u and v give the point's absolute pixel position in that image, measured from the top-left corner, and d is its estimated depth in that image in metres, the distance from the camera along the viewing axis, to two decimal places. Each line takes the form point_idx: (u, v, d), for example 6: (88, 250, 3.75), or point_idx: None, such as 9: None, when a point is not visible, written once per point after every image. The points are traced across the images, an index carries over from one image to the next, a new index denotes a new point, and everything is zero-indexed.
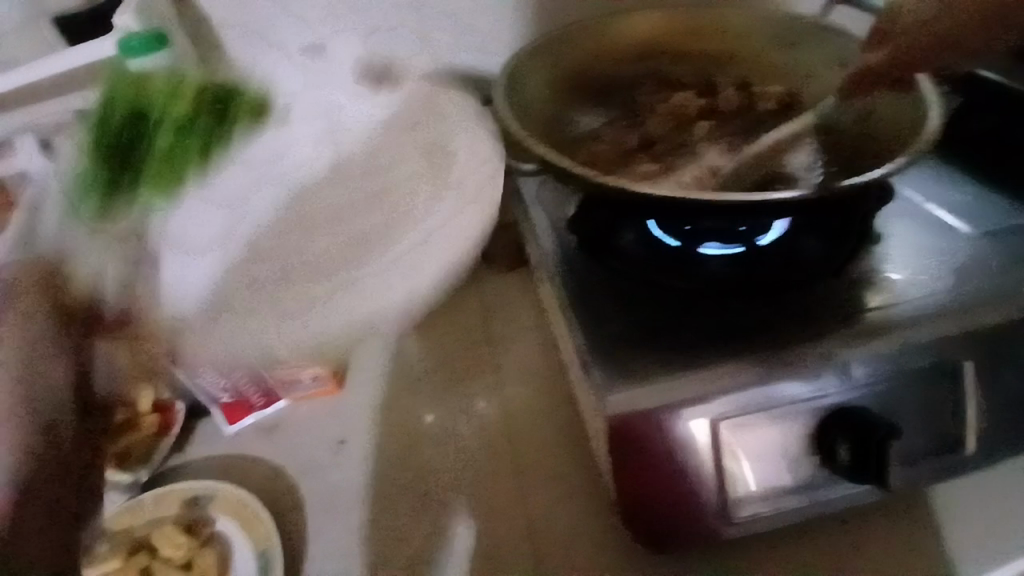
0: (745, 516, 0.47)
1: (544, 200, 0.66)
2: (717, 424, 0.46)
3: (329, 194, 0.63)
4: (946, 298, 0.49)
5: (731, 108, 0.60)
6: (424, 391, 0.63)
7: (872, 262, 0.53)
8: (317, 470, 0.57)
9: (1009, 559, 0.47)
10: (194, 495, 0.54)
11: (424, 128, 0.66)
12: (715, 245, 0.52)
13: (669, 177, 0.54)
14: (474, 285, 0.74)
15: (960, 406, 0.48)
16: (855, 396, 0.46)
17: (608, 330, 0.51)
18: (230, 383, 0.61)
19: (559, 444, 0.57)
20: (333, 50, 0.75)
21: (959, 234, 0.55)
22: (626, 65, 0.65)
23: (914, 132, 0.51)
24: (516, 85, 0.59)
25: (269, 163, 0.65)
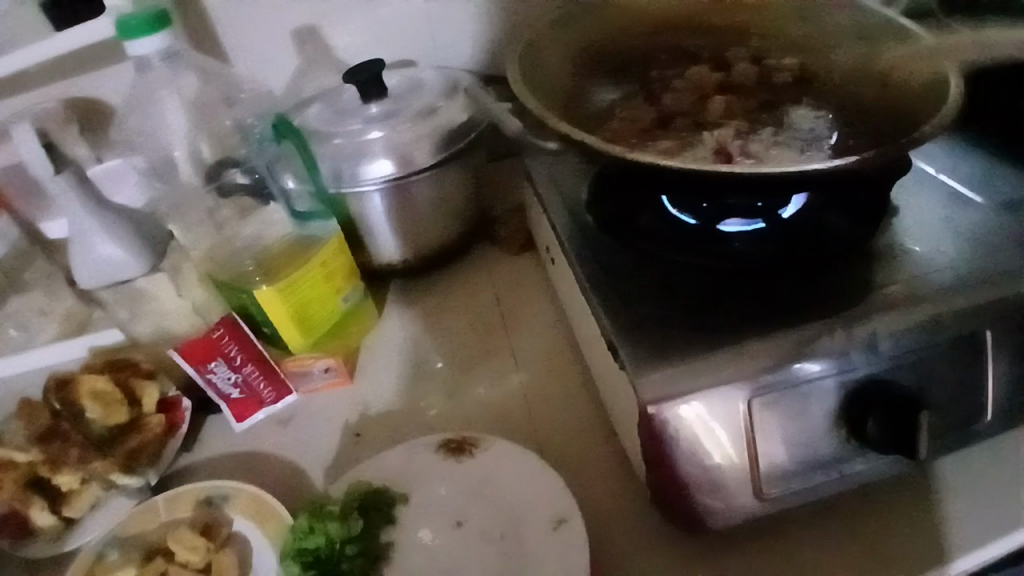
0: (777, 493, 0.45)
1: (553, 179, 0.64)
2: (749, 403, 0.44)
3: (475, 494, 0.50)
4: (967, 269, 0.48)
5: (749, 82, 0.59)
6: (437, 381, 0.62)
7: (892, 236, 0.53)
8: (333, 465, 0.56)
9: None
10: (207, 495, 0.52)
11: (432, 109, 0.63)
12: (737, 220, 0.50)
13: (689, 152, 0.53)
14: (482, 271, 0.72)
15: (982, 377, 0.46)
16: (883, 369, 0.45)
17: (636, 311, 0.50)
18: (240, 378, 0.59)
19: (581, 430, 0.56)
20: (329, 26, 0.72)
21: (973, 205, 0.54)
22: (641, 40, 0.66)
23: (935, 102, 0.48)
24: (529, 62, 0.57)
25: (460, 488, 0.51)
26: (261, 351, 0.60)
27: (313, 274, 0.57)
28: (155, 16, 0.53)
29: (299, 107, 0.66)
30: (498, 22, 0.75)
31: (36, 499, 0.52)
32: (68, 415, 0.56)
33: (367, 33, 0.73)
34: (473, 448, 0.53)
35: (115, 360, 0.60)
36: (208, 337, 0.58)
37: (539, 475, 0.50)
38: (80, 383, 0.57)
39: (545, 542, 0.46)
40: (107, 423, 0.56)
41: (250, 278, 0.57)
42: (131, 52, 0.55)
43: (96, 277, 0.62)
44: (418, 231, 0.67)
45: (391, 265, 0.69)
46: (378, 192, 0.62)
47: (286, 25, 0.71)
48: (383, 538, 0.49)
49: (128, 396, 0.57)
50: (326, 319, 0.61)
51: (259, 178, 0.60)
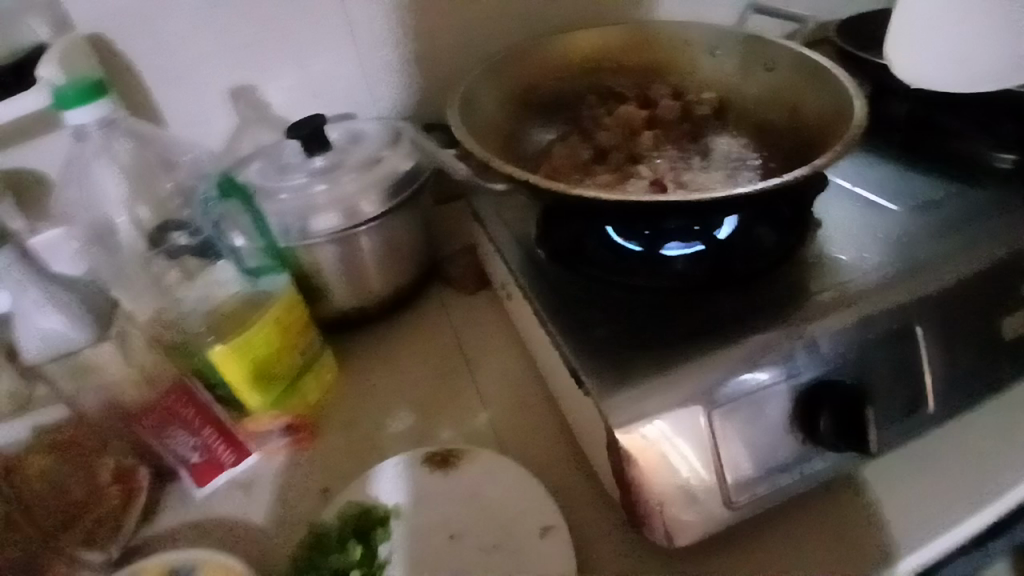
0: (746, 499, 0.47)
1: (501, 217, 0.66)
2: (710, 413, 0.46)
3: (463, 509, 0.53)
4: (890, 271, 0.52)
5: (672, 116, 0.64)
6: (404, 429, 0.61)
7: (820, 246, 0.57)
8: (302, 525, 0.54)
9: (983, 508, 0.48)
10: (174, 567, 0.50)
11: (376, 159, 0.64)
12: (677, 244, 0.55)
13: (628, 186, 0.56)
14: (440, 312, 0.73)
15: (920, 368, 0.50)
16: (829, 369, 0.48)
17: (593, 336, 0.52)
18: (197, 442, 0.56)
19: (552, 459, 0.57)
20: (266, 84, 0.73)
21: (889, 213, 0.59)
22: (569, 82, 0.69)
23: (842, 116, 0.53)
24: (468, 108, 0.59)
25: (446, 503, 0.53)
26: (217, 415, 0.57)
27: (269, 331, 0.57)
28: (93, 85, 0.53)
29: (240, 163, 0.67)
30: (432, 71, 0.78)
31: None
32: (14, 501, 0.52)
33: (304, 88, 0.75)
34: (457, 459, 0.56)
35: (60, 438, 0.57)
36: (163, 403, 0.54)
37: (520, 480, 0.53)
38: (25, 465, 0.54)
39: (532, 544, 0.49)
40: (61, 501, 0.53)
41: (202, 339, 0.56)
42: (68, 123, 0.54)
43: (41, 346, 0.54)
44: (373, 278, 0.67)
45: (349, 314, 0.68)
46: (329, 243, 0.62)
47: (222, 85, 0.72)
48: (381, 559, 0.50)
49: (78, 472, 0.55)
50: (284, 377, 0.60)
51: (204, 238, 0.58)
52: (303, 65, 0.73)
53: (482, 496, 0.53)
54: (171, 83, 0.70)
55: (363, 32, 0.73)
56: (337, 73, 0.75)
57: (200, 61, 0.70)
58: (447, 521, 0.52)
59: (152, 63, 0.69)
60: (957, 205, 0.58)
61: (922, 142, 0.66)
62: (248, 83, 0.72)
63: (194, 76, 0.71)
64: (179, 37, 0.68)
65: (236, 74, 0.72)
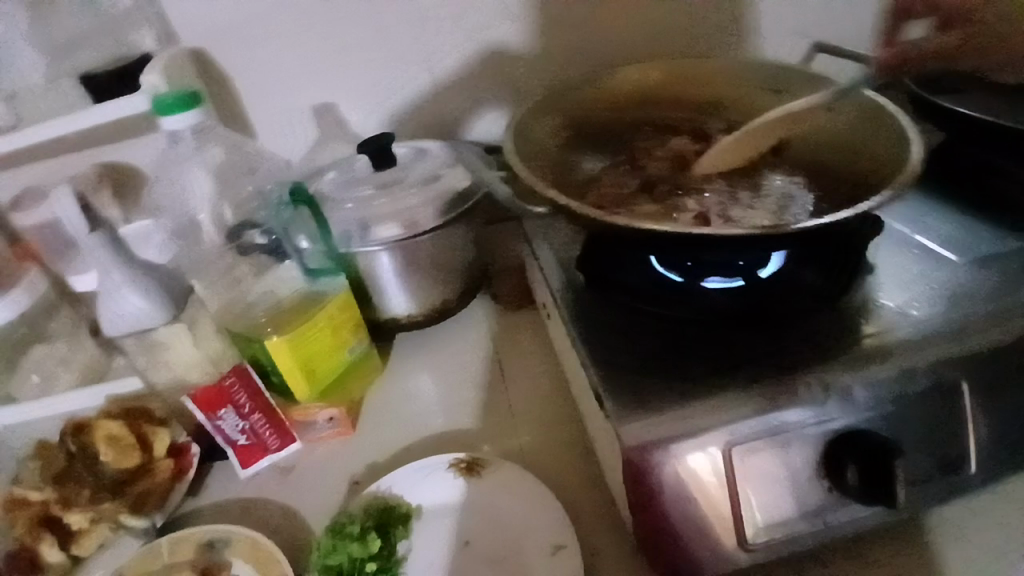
0: (762, 543, 0.46)
1: (548, 240, 0.69)
2: (730, 450, 0.46)
3: (480, 517, 0.54)
4: (941, 323, 0.50)
5: (725, 152, 0.64)
6: (434, 432, 0.63)
7: (869, 292, 0.56)
8: (331, 511, 0.57)
9: None
10: (210, 539, 0.54)
11: (437, 176, 0.68)
12: (717, 278, 0.55)
13: (673, 217, 0.56)
14: (483, 325, 0.75)
15: (960, 426, 0.48)
16: (861, 419, 0.47)
17: (621, 362, 0.53)
18: (246, 425, 0.61)
19: (572, 478, 0.58)
20: (343, 102, 0.79)
21: (947, 263, 0.57)
22: (628, 113, 0.72)
23: (898, 163, 0.53)
24: (522, 135, 0.64)
25: (465, 509, 0.55)
26: (268, 401, 0.62)
27: (321, 327, 0.61)
28: (189, 97, 0.59)
29: (315, 176, 0.72)
30: (497, 98, 0.82)
31: (47, 535, 0.55)
32: (82, 458, 0.59)
33: (378, 107, 0.80)
34: (480, 468, 0.57)
35: (135, 409, 0.63)
36: (220, 385, 0.60)
37: (539, 498, 0.54)
38: (98, 427, 0.60)
39: (541, 560, 0.50)
40: (119, 466, 0.58)
41: (260, 329, 0.61)
42: (164, 127, 0.60)
43: (122, 324, 0.71)
44: (423, 287, 0.71)
45: (398, 320, 0.72)
46: (383, 252, 0.66)
47: (306, 101, 0.78)
48: (399, 553, 0.53)
49: (140, 441, 0.60)
50: (331, 371, 0.64)
51: (274, 240, 0.63)
52: (379, 86, 0.79)
53: (499, 508, 0.54)
54: (258, 97, 0.77)
55: (435, 56, 0.78)
56: (405, 93, 0.80)
57: (285, 77, 0.77)
58: (463, 526, 0.54)
59: (246, 77, 0.76)
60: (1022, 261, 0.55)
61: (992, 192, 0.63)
62: (324, 98, 0.79)
63: (279, 91, 0.78)
64: (269, 55, 0.76)
65: (315, 90, 0.78)
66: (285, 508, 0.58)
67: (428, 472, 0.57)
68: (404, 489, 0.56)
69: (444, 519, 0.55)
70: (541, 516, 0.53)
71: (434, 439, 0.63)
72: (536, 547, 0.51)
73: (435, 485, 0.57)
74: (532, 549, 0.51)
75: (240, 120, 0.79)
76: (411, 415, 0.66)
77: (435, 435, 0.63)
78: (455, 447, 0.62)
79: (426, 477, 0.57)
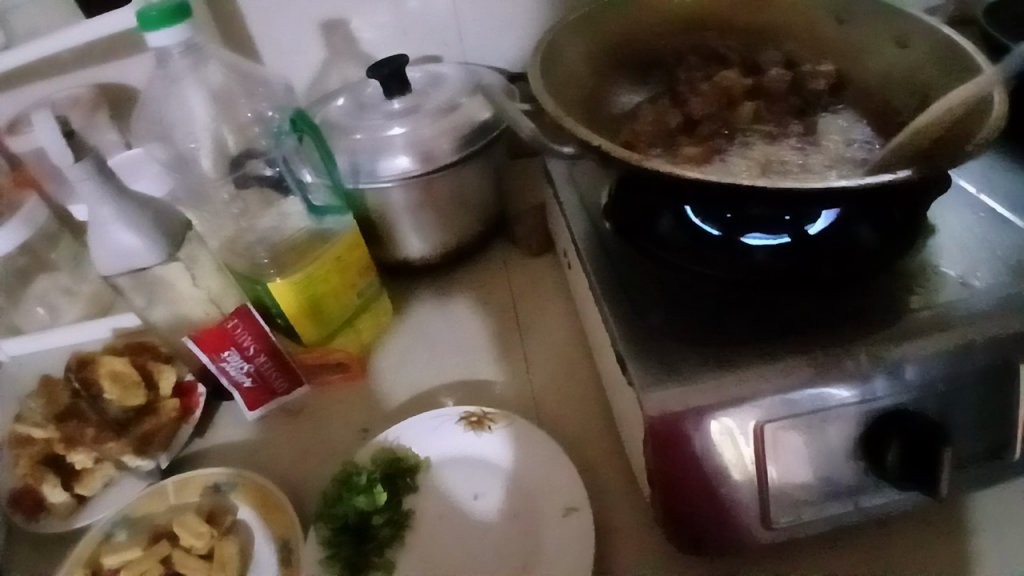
0: (785, 523, 0.44)
1: (573, 183, 0.63)
2: (762, 428, 0.42)
3: (489, 472, 0.52)
4: (1009, 296, 0.45)
5: (781, 87, 0.57)
6: (447, 379, 0.61)
7: (926, 258, 0.50)
8: (340, 457, 0.56)
9: None
10: (215, 483, 0.54)
11: (454, 105, 0.62)
12: (760, 234, 0.48)
13: (715, 163, 0.50)
14: (499, 268, 0.72)
15: (1012, 412, 0.44)
16: (909, 399, 0.43)
17: (648, 324, 0.49)
18: (251, 367, 0.58)
19: (587, 436, 0.55)
20: (356, 19, 0.72)
21: (1015, 227, 0.51)
22: (670, 39, 0.64)
23: (976, 113, 0.46)
24: (550, 61, 0.57)
25: (474, 463, 0.53)
26: (274, 343, 0.59)
27: (328, 268, 0.58)
28: (175, 8, 0.52)
29: (323, 101, 0.66)
30: (524, 21, 0.74)
31: (49, 475, 0.54)
32: (87, 396, 0.59)
33: (396, 26, 0.73)
34: (492, 422, 0.54)
35: (135, 344, 0.62)
36: (221, 326, 0.57)
37: (553, 458, 0.51)
38: (102, 364, 0.59)
39: (548, 521, 0.48)
40: (124, 404, 0.58)
41: (263, 270, 0.57)
42: (151, 43, 0.53)
43: (117, 263, 0.59)
44: (438, 229, 0.66)
45: (410, 260, 0.68)
46: (395, 188, 0.61)
47: (314, 18, 0.71)
48: (406, 506, 0.51)
49: (145, 379, 0.59)
50: (340, 314, 0.61)
51: (278, 172, 0.60)
52: (396, 2, 0.72)
53: (509, 464, 0.52)
54: (263, 11, 0.70)
55: None
56: (423, 10, 0.73)
57: None
58: (472, 480, 0.52)
59: None
60: None
61: None
62: (334, 15, 0.72)
63: (285, 5, 0.71)
64: None
65: (325, 5, 0.71)
66: (292, 452, 0.58)
67: (443, 426, 0.55)
68: (414, 441, 0.54)
69: (453, 474, 0.53)
70: (551, 474, 0.51)
71: (446, 386, 0.61)
72: (548, 505, 0.49)
73: (446, 439, 0.54)
74: (543, 509, 0.49)
75: (244, 38, 0.72)
76: (422, 361, 0.63)
77: (448, 383, 0.61)
78: (467, 398, 0.59)
79: (438, 430, 0.55)
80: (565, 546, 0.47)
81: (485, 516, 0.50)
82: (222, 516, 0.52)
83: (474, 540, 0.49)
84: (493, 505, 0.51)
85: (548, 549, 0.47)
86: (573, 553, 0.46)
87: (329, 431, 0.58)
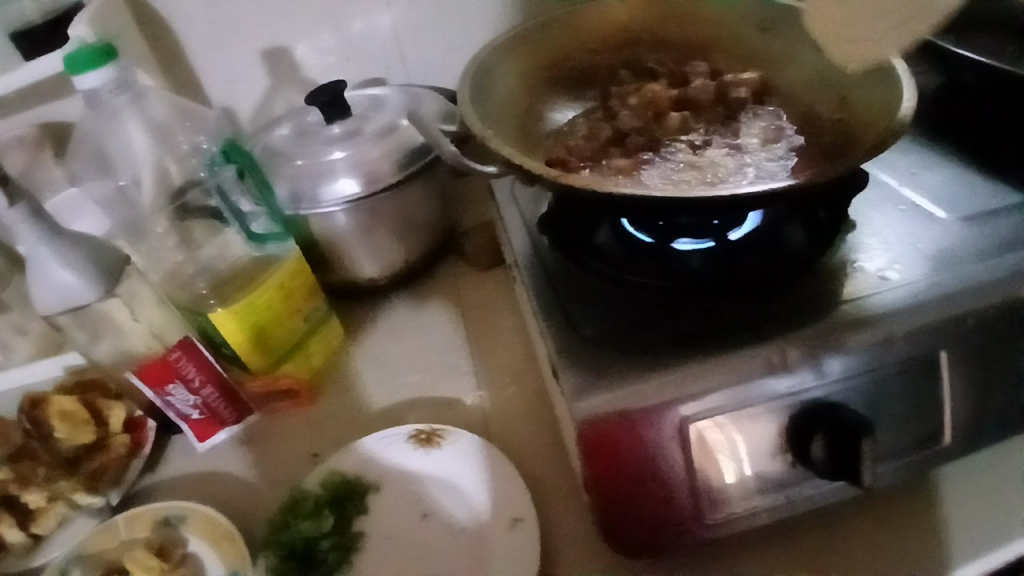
0: (719, 519, 0.45)
1: (515, 199, 0.65)
2: (683, 427, 0.44)
3: (438, 489, 0.53)
4: (928, 286, 0.46)
5: (704, 99, 0.58)
6: (402, 396, 0.62)
7: (846, 253, 0.52)
8: (291, 482, 0.57)
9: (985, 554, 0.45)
10: (165, 516, 0.54)
11: (393, 127, 0.63)
12: (689, 240, 0.53)
13: (644, 174, 0.52)
14: (450, 285, 0.73)
15: (936, 398, 0.46)
16: (833, 391, 0.45)
17: (582, 333, 0.49)
18: (199, 398, 0.58)
19: (535, 446, 0.56)
20: (298, 48, 0.73)
21: (934, 220, 0.53)
22: (603, 55, 0.66)
23: (888, 112, 0.48)
24: (481, 81, 0.58)
25: (420, 482, 0.54)
26: (220, 373, 0.59)
27: (270, 296, 0.58)
28: (102, 51, 0.53)
29: (265, 129, 0.67)
30: (466, 42, 0.76)
31: (3, 516, 0.54)
32: (37, 435, 0.58)
33: (338, 53, 0.74)
34: (441, 439, 0.55)
35: (86, 381, 0.62)
36: (164, 359, 0.56)
37: (500, 471, 0.52)
38: (51, 403, 0.58)
39: (494, 534, 0.49)
40: (74, 442, 0.57)
41: (205, 301, 0.58)
42: (78, 85, 0.54)
43: (55, 300, 0.59)
44: (383, 250, 0.67)
45: (362, 281, 0.69)
46: (341, 212, 0.62)
47: (255, 49, 0.73)
48: (354, 528, 0.52)
49: (95, 416, 0.59)
50: (285, 340, 0.61)
51: (216, 204, 0.61)
52: (337, 28, 0.73)
53: (458, 480, 0.53)
54: (203, 44, 0.71)
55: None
56: (363, 36, 0.74)
57: (231, 22, 0.71)
58: (421, 498, 0.53)
59: (191, 23, 0.70)
60: (1015, 217, 0.51)
61: (982, 145, 0.59)
62: (275, 44, 0.73)
63: (226, 37, 0.71)
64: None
65: (265, 35, 0.72)
66: (244, 480, 0.58)
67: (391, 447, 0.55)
68: (362, 463, 0.55)
69: (400, 495, 0.53)
70: (496, 487, 0.51)
71: (400, 406, 0.61)
72: (492, 517, 0.50)
73: (394, 459, 0.55)
74: (489, 522, 0.50)
75: (186, 72, 0.73)
76: (375, 379, 0.64)
77: (398, 403, 0.61)
78: (416, 415, 0.60)
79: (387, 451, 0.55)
80: (510, 558, 0.47)
81: (434, 532, 0.51)
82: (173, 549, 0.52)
83: (424, 557, 0.50)
84: (440, 522, 0.51)
85: (494, 563, 0.48)
86: (518, 564, 0.47)
87: (281, 458, 0.59)
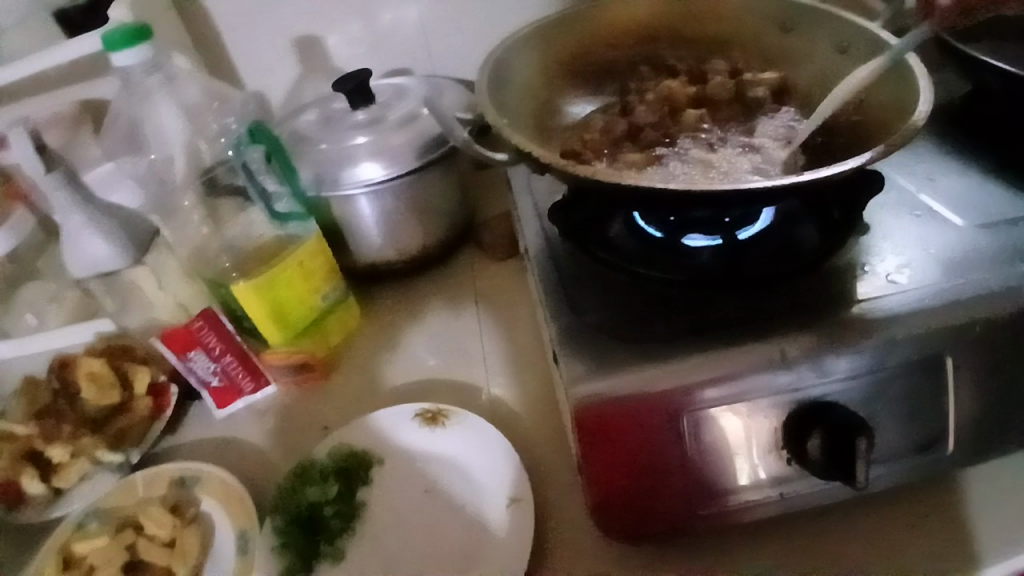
0: (711, 511, 0.46)
1: (531, 191, 0.66)
2: (678, 416, 0.45)
3: (440, 467, 0.54)
4: (938, 292, 0.46)
5: (726, 94, 0.58)
6: (411, 378, 0.64)
7: (856, 255, 0.52)
8: (302, 453, 0.59)
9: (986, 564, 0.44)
10: (181, 476, 0.56)
11: (414, 116, 0.65)
12: (699, 235, 0.53)
13: (655, 169, 0.53)
14: (466, 273, 0.74)
15: (941, 403, 0.46)
16: (834, 390, 0.45)
17: (586, 321, 0.50)
18: (218, 367, 0.62)
19: (537, 432, 0.57)
20: (328, 37, 0.76)
21: (950, 226, 0.52)
22: (624, 51, 0.67)
23: (904, 114, 0.48)
24: (500, 72, 0.59)
25: (424, 458, 0.55)
26: (240, 346, 0.64)
27: (290, 273, 0.60)
28: (137, 31, 0.57)
29: (293, 114, 0.69)
30: (491, 35, 0.77)
31: (28, 467, 0.57)
32: (64, 394, 0.62)
33: (366, 42, 0.76)
34: (446, 418, 0.56)
35: (115, 346, 0.65)
36: (187, 328, 0.61)
37: (500, 452, 0.53)
38: (80, 364, 0.62)
39: (492, 512, 0.51)
40: (99, 403, 0.61)
41: (228, 276, 0.61)
42: (114, 63, 0.58)
43: (88, 268, 0.65)
44: (401, 234, 0.69)
45: (379, 265, 0.71)
46: (363, 196, 0.64)
47: (287, 37, 0.75)
48: (358, 499, 0.54)
49: (121, 379, 0.62)
50: (303, 316, 0.63)
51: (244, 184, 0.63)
52: (366, 18, 0.75)
53: (460, 459, 0.54)
54: (238, 30, 0.74)
55: None
56: (391, 27, 0.76)
57: (264, 10, 0.73)
58: (423, 474, 0.54)
59: (228, 10, 0.73)
60: None
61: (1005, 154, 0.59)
62: (306, 32, 0.75)
63: (260, 24, 0.74)
64: None
65: (297, 23, 0.75)
66: (258, 448, 0.60)
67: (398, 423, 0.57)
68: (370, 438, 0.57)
69: (404, 470, 0.55)
70: (496, 468, 0.53)
71: (409, 386, 0.63)
72: (490, 496, 0.51)
73: (400, 436, 0.57)
74: (487, 500, 0.51)
75: (221, 58, 0.76)
76: (387, 360, 0.66)
77: (409, 384, 0.63)
78: (425, 396, 0.62)
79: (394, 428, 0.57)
80: (505, 535, 0.49)
81: (434, 506, 0.52)
82: (187, 507, 0.54)
83: (423, 530, 0.51)
84: (440, 497, 0.53)
85: (490, 539, 0.49)
86: (512, 540, 0.48)
87: (294, 430, 0.61)
